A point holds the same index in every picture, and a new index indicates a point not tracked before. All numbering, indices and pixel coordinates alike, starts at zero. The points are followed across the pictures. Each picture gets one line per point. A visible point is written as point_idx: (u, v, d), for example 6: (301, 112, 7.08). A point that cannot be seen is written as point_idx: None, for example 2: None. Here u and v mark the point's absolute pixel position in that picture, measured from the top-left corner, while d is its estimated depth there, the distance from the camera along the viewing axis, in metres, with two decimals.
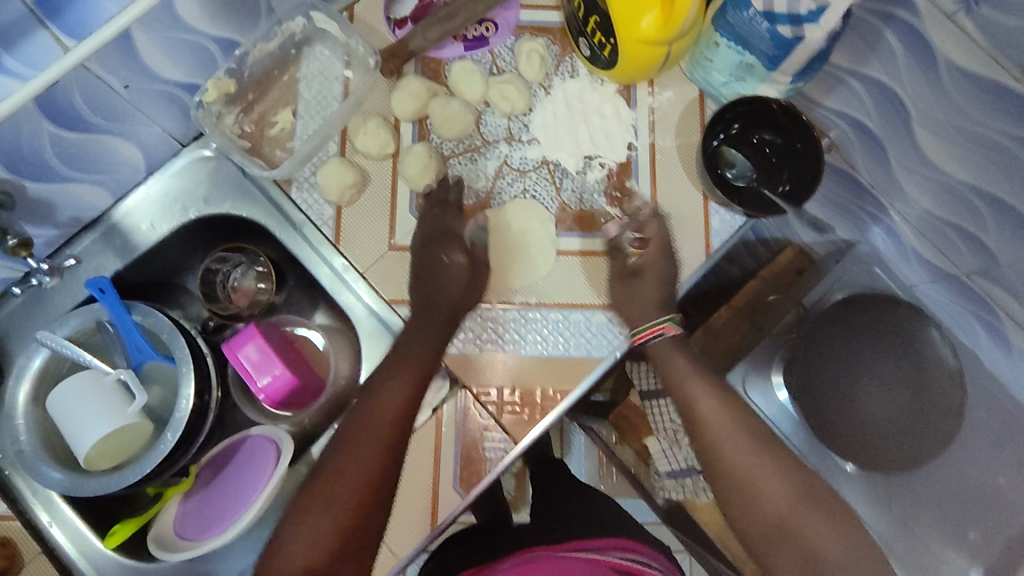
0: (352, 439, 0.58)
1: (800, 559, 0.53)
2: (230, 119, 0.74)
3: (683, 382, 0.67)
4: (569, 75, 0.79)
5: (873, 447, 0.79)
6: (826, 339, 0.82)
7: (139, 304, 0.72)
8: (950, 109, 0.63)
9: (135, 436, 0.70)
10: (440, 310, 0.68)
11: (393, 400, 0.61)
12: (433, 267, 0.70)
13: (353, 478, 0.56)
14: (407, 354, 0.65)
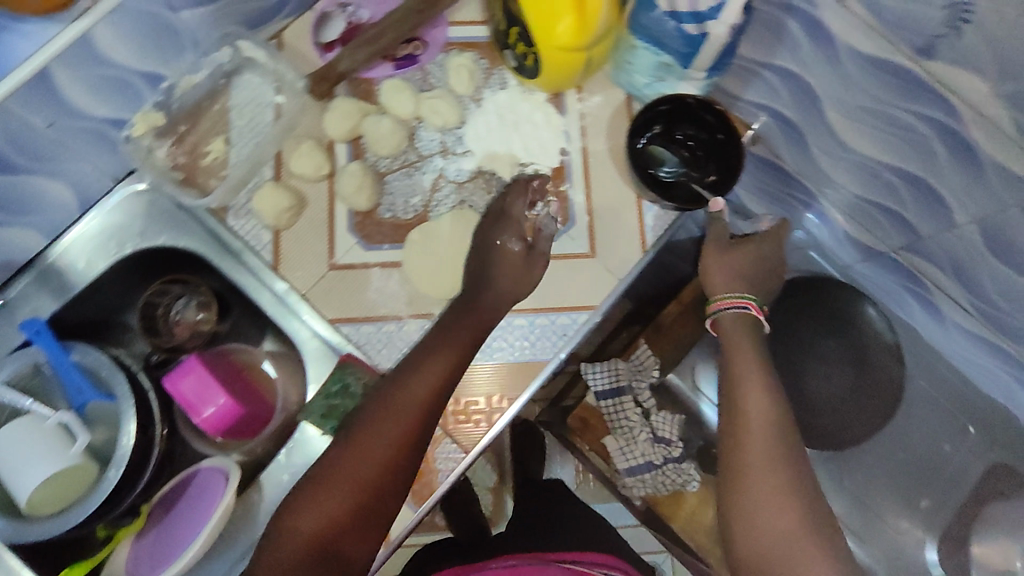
0: (377, 422, 0.63)
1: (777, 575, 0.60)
2: (163, 152, 0.74)
3: (733, 362, 0.71)
4: (499, 87, 0.80)
5: (817, 425, 0.84)
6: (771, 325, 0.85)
7: (77, 344, 0.71)
8: (858, 93, 0.65)
9: (79, 478, 0.68)
10: (485, 300, 0.70)
11: (420, 389, 0.65)
12: (488, 251, 0.72)
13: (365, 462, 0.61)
14: (444, 340, 0.67)
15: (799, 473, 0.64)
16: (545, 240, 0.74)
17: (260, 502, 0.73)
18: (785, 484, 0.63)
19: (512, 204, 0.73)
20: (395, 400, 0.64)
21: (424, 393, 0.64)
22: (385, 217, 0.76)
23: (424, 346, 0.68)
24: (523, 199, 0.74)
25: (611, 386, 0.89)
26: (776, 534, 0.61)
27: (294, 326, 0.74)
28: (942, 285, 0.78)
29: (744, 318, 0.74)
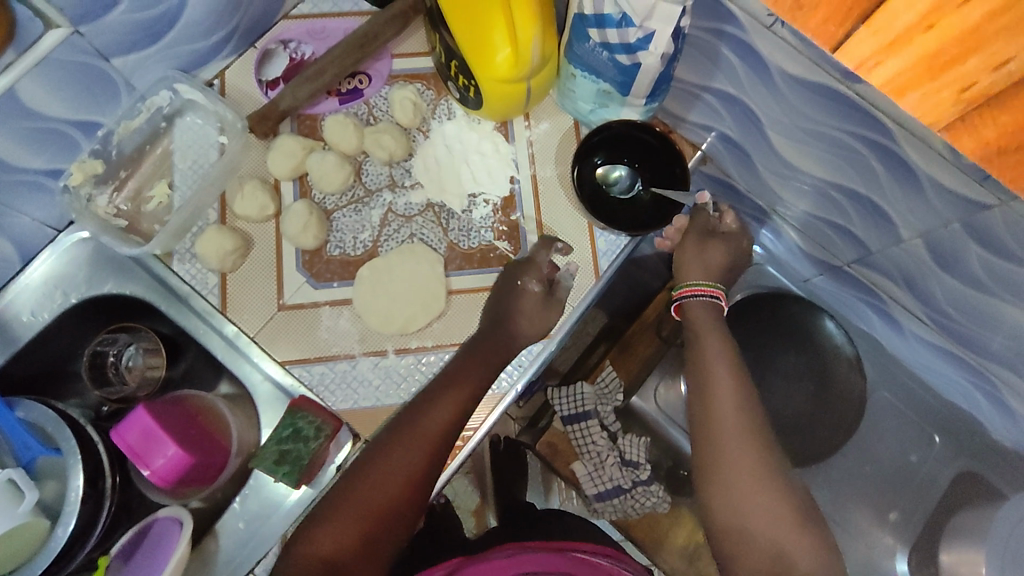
0: (396, 450, 0.63)
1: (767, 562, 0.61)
2: (103, 200, 0.73)
3: (703, 347, 0.72)
4: (446, 118, 0.80)
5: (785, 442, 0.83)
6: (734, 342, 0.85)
7: (22, 399, 0.70)
8: (794, 113, 0.66)
9: (28, 537, 0.66)
10: (502, 335, 0.71)
11: (439, 419, 0.65)
12: (510, 292, 0.73)
13: (384, 491, 0.62)
14: (459, 371, 0.68)
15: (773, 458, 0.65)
16: (564, 287, 0.74)
17: (216, 551, 0.73)
18: (758, 469, 0.64)
19: (536, 249, 0.75)
20: (415, 429, 0.64)
21: (442, 422, 0.65)
22: (334, 254, 0.75)
23: (444, 377, 0.68)
24: (545, 247, 0.75)
25: (575, 411, 0.88)
26: (759, 519, 0.62)
27: (247, 369, 0.75)
28: (897, 298, 0.78)
29: (714, 307, 0.75)
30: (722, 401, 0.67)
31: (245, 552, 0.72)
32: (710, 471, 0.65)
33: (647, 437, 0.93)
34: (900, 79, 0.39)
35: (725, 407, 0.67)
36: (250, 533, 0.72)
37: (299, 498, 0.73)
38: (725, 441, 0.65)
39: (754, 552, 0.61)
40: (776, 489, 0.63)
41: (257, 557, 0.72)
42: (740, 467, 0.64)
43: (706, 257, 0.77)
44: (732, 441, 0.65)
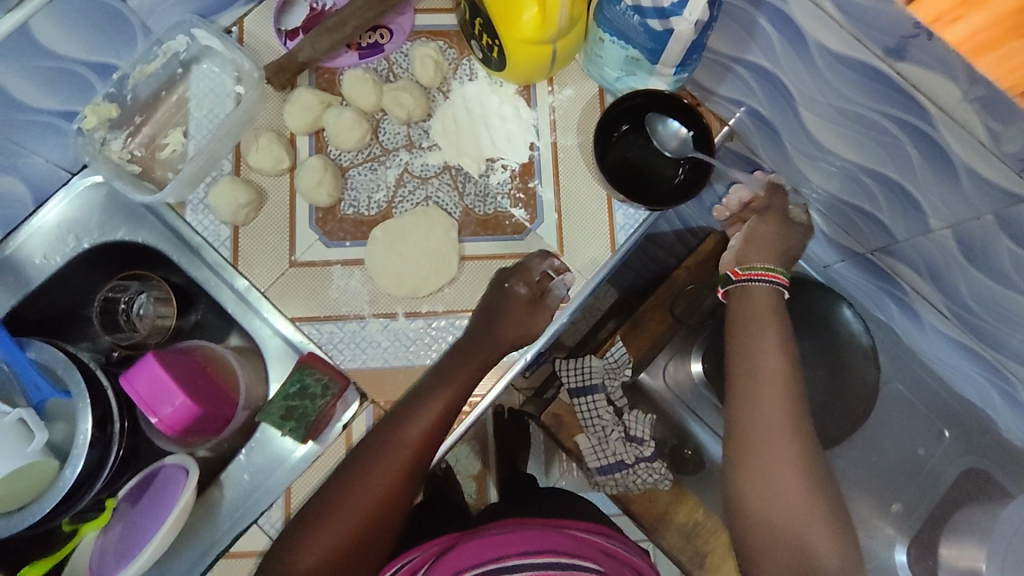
0: (375, 459, 0.63)
1: (787, 557, 0.57)
2: (117, 144, 0.73)
3: (746, 322, 0.68)
4: (467, 78, 0.78)
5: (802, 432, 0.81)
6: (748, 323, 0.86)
7: (34, 340, 0.70)
8: (828, 90, 0.64)
9: (37, 476, 0.68)
10: (486, 340, 0.68)
11: (418, 427, 0.63)
12: (497, 294, 0.70)
13: (365, 497, 0.62)
14: (449, 369, 0.66)
15: (813, 444, 0.61)
16: (555, 296, 0.72)
17: (221, 500, 0.71)
18: (795, 452, 0.60)
19: (531, 254, 0.72)
20: (394, 437, 0.63)
21: (428, 421, 0.64)
22: (348, 213, 0.74)
23: (427, 381, 0.66)
24: (542, 254, 0.72)
25: (583, 384, 0.89)
26: (786, 502, 0.58)
27: (257, 324, 0.74)
28: (920, 290, 0.76)
29: (775, 292, 0.70)
30: (763, 373, 0.64)
31: (247, 504, 0.71)
32: (746, 449, 0.61)
33: (655, 415, 0.93)
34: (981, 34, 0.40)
35: (761, 386, 0.63)
36: (254, 486, 0.71)
37: (304, 454, 0.71)
38: (751, 420, 0.62)
39: (770, 532, 0.58)
40: (805, 475, 0.59)
41: (259, 510, 0.71)
42: (767, 450, 0.60)
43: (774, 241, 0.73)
44: (760, 414, 0.62)
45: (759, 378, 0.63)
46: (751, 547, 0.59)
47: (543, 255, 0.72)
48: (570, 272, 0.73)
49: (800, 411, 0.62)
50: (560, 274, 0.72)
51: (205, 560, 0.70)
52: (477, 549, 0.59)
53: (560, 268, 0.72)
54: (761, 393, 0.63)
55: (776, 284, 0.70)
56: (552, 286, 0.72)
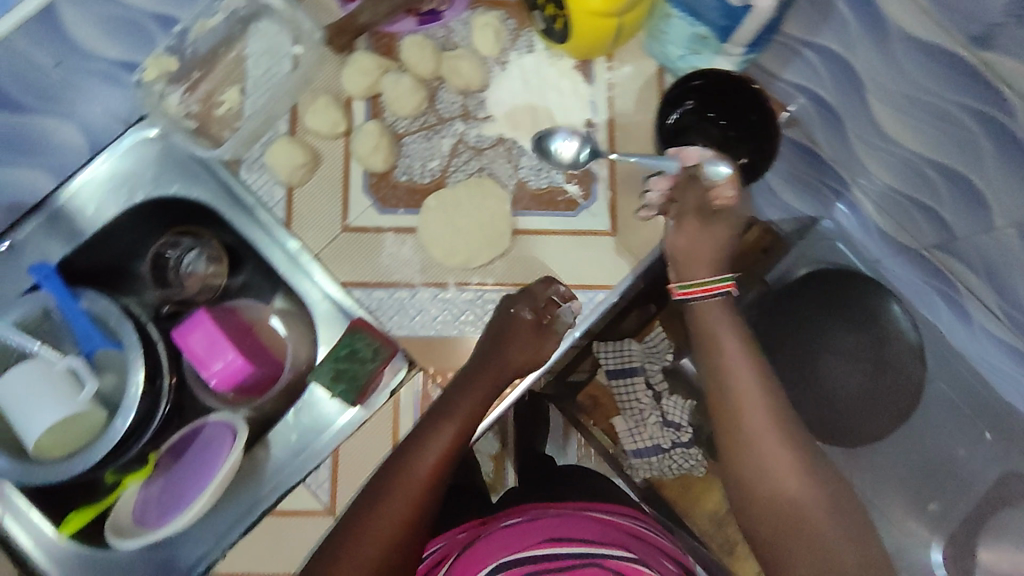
0: (379, 505, 0.58)
1: (814, 560, 0.54)
2: (174, 98, 0.72)
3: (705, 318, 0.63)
4: (526, 50, 0.77)
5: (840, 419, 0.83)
6: (792, 309, 0.85)
7: (87, 290, 0.70)
8: (902, 79, 0.63)
9: (87, 426, 0.68)
10: (490, 367, 0.65)
11: (424, 465, 0.60)
12: (501, 319, 0.67)
13: (373, 546, 0.57)
14: (465, 388, 0.64)
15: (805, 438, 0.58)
16: (563, 322, 0.69)
17: (267, 459, 0.71)
18: (792, 449, 0.57)
19: (535, 281, 0.69)
20: (399, 478, 0.59)
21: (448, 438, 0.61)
22: (401, 180, 0.73)
23: (431, 415, 0.63)
24: (547, 280, 0.69)
25: (622, 366, 0.89)
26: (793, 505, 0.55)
27: (305, 286, 0.73)
28: (974, 289, 0.75)
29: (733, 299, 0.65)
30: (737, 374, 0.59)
31: (295, 464, 0.71)
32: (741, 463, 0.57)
33: (695, 402, 0.91)
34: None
35: (742, 388, 0.59)
36: (302, 446, 0.71)
37: (348, 420, 0.71)
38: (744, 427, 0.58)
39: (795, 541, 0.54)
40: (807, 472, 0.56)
41: (306, 471, 0.70)
42: (765, 453, 0.57)
43: (714, 238, 0.65)
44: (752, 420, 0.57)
45: (729, 376, 0.59)
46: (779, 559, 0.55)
47: (547, 283, 0.69)
48: (576, 299, 0.70)
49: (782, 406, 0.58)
50: (566, 301, 0.70)
51: (252, 514, 0.71)
52: (498, 539, 0.63)
53: (567, 296, 0.69)
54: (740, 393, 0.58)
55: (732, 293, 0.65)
56: (558, 313, 0.69)
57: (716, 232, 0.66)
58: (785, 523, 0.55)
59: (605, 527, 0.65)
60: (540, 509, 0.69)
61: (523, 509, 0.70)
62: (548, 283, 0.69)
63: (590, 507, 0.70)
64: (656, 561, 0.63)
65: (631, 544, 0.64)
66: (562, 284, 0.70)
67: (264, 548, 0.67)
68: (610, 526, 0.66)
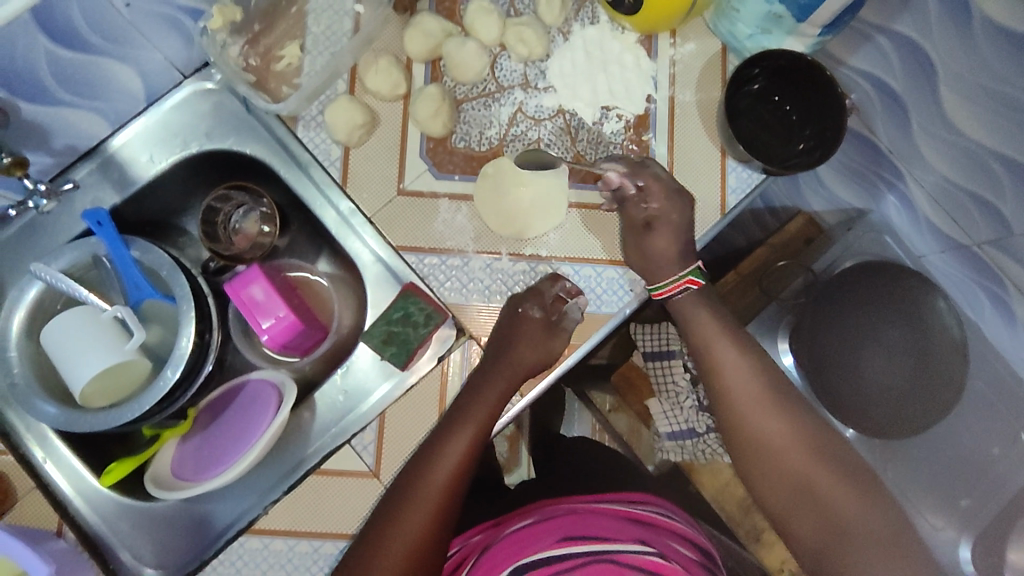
0: (403, 506, 0.59)
1: (822, 524, 0.58)
2: (236, 50, 0.70)
3: (696, 330, 0.69)
4: (589, 22, 0.76)
5: (879, 411, 0.83)
6: (839, 301, 0.87)
7: (138, 240, 0.69)
8: (976, 65, 0.63)
9: (133, 376, 0.68)
10: (504, 366, 0.66)
11: (443, 469, 0.61)
12: (511, 321, 0.68)
13: (399, 547, 0.57)
14: (469, 400, 0.65)
15: (797, 418, 0.63)
16: (571, 318, 0.69)
17: (312, 420, 0.71)
18: (786, 431, 0.62)
19: (540, 278, 0.70)
20: (422, 481, 0.60)
21: (461, 446, 0.62)
22: (459, 146, 0.72)
23: (446, 422, 0.64)
24: (552, 277, 0.69)
25: (660, 349, 0.87)
26: (793, 478, 0.60)
27: (356, 248, 0.72)
28: (1021, 285, 0.72)
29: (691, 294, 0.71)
30: (727, 372, 0.65)
31: (341, 425, 0.71)
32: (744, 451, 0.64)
33: None
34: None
35: (735, 385, 0.65)
36: (348, 408, 0.71)
37: (387, 390, 0.70)
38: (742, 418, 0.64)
39: (804, 515, 0.60)
40: (802, 447, 0.61)
41: (353, 430, 0.70)
42: (763, 436, 0.62)
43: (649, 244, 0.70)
44: (748, 412, 0.63)
45: (724, 375, 0.65)
46: (794, 531, 0.60)
47: (553, 278, 0.70)
48: (583, 295, 0.70)
49: (775, 395, 0.64)
50: (573, 297, 0.69)
51: (294, 475, 0.70)
52: (509, 547, 0.64)
53: (573, 291, 0.69)
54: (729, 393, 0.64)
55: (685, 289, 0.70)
56: (566, 309, 0.69)
57: (653, 245, 0.70)
58: (792, 489, 0.60)
59: (612, 520, 0.65)
60: (558, 505, 0.69)
61: (537, 505, 0.71)
62: (552, 279, 0.70)
63: (606, 499, 0.70)
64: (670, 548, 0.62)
65: (653, 537, 0.64)
66: (568, 280, 0.70)
67: (303, 509, 0.66)
68: (623, 518, 0.66)
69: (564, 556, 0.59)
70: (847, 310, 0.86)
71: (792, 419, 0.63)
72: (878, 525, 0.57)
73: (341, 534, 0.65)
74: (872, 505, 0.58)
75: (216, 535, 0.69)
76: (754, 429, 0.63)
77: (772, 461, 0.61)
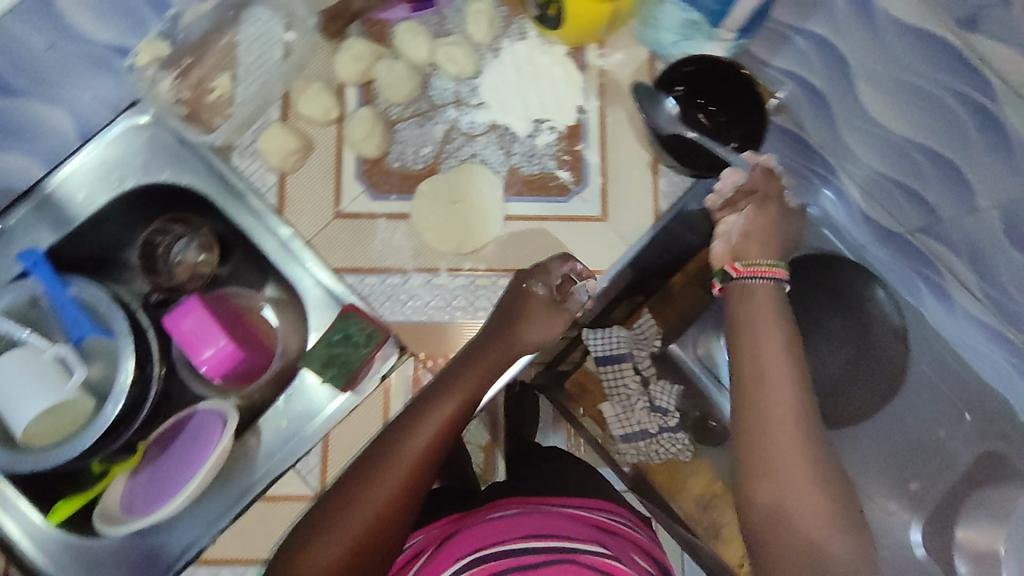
0: (370, 480, 0.59)
1: (799, 552, 0.53)
2: (166, 84, 0.71)
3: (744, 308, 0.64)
4: (518, 38, 0.77)
5: (839, 398, 0.84)
6: (825, 275, 0.85)
7: (75, 277, 0.70)
8: (890, 63, 0.63)
9: (76, 414, 0.68)
10: (499, 341, 0.67)
11: (415, 447, 0.60)
12: (512, 294, 0.69)
13: (357, 523, 0.57)
14: (458, 377, 0.64)
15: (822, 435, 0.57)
16: (576, 300, 0.70)
17: (257, 446, 0.71)
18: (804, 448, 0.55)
19: (550, 257, 0.70)
20: (395, 456, 0.60)
21: (435, 428, 0.61)
22: (394, 166, 0.74)
23: (430, 393, 0.64)
24: (562, 258, 0.70)
25: (610, 353, 0.89)
26: (791, 496, 0.54)
27: (297, 272, 0.72)
28: (955, 270, 0.77)
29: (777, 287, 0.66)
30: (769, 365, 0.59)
31: (286, 449, 0.71)
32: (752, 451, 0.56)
33: (681, 386, 0.91)
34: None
35: (769, 378, 0.58)
36: (292, 431, 0.71)
37: (336, 409, 0.71)
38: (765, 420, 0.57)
39: (786, 534, 0.53)
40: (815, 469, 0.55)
41: (297, 455, 0.71)
42: (778, 445, 0.56)
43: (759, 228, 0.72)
44: (774, 413, 0.57)
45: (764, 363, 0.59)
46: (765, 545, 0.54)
47: (565, 261, 0.70)
48: (592, 278, 0.71)
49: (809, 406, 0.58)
50: (583, 279, 0.71)
51: (241, 503, 0.71)
52: (470, 539, 0.64)
53: (583, 273, 0.70)
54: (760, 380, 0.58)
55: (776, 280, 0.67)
56: (573, 291, 0.71)
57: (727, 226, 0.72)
58: (785, 508, 0.54)
59: (576, 522, 0.67)
60: (521, 502, 0.71)
61: (499, 501, 0.72)
62: (566, 263, 0.70)
63: (568, 501, 0.72)
64: (627, 556, 0.64)
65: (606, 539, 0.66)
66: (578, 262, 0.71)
67: (252, 533, 0.68)
68: (581, 520, 0.68)
69: (531, 549, 0.60)
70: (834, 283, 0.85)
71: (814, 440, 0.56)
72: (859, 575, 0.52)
73: (255, 560, 0.68)
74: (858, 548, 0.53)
75: (168, 565, 0.69)
76: (772, 448, 0.55)
77: (777, 462, 0.55)
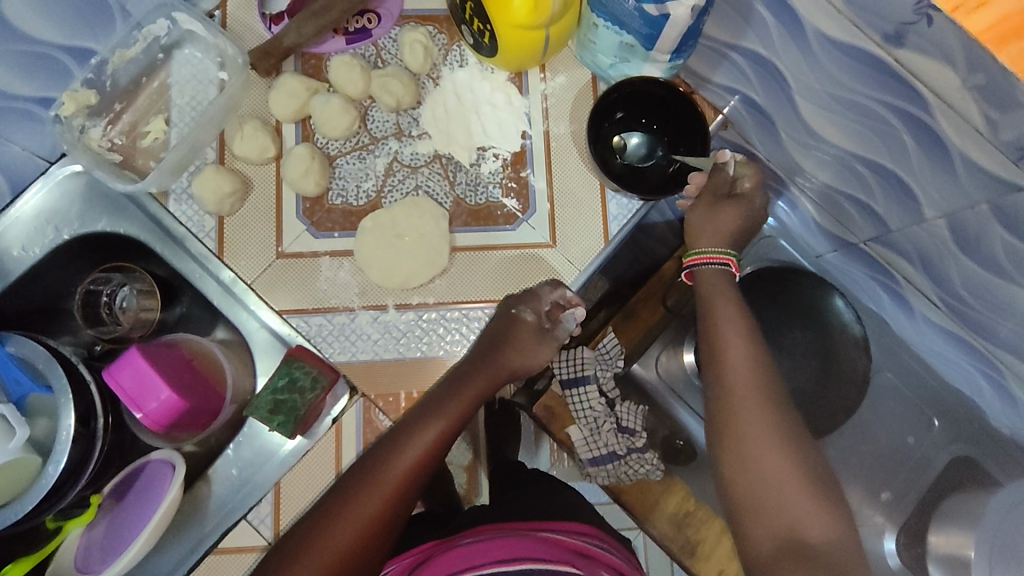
0: (352, 500, 0.58)
1: (781, 535, 0.56)
2: (96, 132, 0.71)
3: (715, 313, 0.68)
4: (457, 65, 0.76)
5: (816, 408, 0.81)
6: (803, 285, 0.84)
7: (11, 334, 0.67)
8: (824, 77, 0.63)
9: (21, 474, 0.65)
10: (485, 367, 0.67)
11: (400, 465, 0.60)
12: (503, 319, 0.68)
13: (344, 539, 0.57)
14: (443, 401, 0.64)
15: (791, 422, 0.62)
16: (564, 328, 0.71)
17: (209, 495, 0.72)
18: (773, 434, 0.60)
19: (541, 283, 0.69)
20: (380, 472, 0.60)
21: (419, 450, 0.61)
22: (336, 203, 0.72)
23: (413, 416, 0.63)
24: (553, 284, 0.69)
25: (575, 375, 0.87)
26: (770, 481, 0.58)
27: (243, 316, 0.73)
28: (911, 278, 0.76)
29: (726, 274, 0.71)
30: (738, 367, 0.64)
31: (237, 498, 0.72)
32: (727, 446, 0.61)
33: (646, 405, 0.92)
34: (1014, 18, 0.36)
35: (739, 376, 0.63)
36: (243, 481, 0.72)
37: (293, 449, 0.72)
38: (738, 417, 0.61)
39: (766, 520, 0.57)
40: (787, 459, 0.59)
41: (250, 504, 0.72)
42: (752, 439, 0.60)
43: (719, 220, 0.73)
44: (746, 414, 0.61)
45: (731, 365, 0.64)
46: (744, 529, 0.59)
47: (556, 286, 0.69)
48: (582, 305, 0.70)
49: (777, 404, 0.62)
50: (571, 306, 0.70)
51: (194, 555, 0.71)
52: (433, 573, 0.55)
53: (573, 301, 0.69)
54: (728, 377, 0.64)
55: (725, 265, 0.72)
56: (561, 317, 0.70)
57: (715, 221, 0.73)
58: (766, 498, 0.58)
59: (553, 547, 0.58)
60: (494, 528, 0.61)
61: (479, 527, 0.63)
62: (556, 288, 0.69)
63: (549, 526, 0.62)
64: None
65: (583, 565, 0.56)
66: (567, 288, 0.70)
67: None
68: (558, 545, 0.58)
69: None
70: (810, 280, 0.84)
71: (784, 431, 0.61)
72: (840, 555, 0.55)
73: None
74: (838, 526, 0.57)
75: None
76: (747, 433, 0.60)
77: (751, 456, 0.59)
